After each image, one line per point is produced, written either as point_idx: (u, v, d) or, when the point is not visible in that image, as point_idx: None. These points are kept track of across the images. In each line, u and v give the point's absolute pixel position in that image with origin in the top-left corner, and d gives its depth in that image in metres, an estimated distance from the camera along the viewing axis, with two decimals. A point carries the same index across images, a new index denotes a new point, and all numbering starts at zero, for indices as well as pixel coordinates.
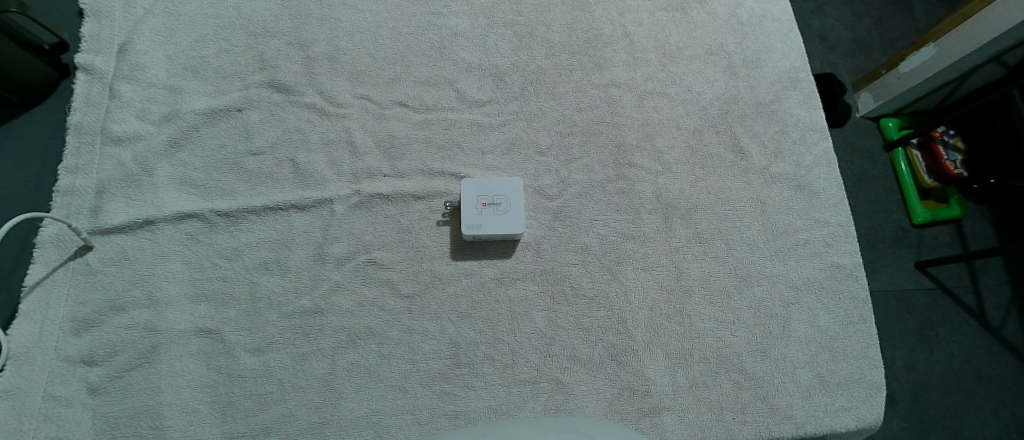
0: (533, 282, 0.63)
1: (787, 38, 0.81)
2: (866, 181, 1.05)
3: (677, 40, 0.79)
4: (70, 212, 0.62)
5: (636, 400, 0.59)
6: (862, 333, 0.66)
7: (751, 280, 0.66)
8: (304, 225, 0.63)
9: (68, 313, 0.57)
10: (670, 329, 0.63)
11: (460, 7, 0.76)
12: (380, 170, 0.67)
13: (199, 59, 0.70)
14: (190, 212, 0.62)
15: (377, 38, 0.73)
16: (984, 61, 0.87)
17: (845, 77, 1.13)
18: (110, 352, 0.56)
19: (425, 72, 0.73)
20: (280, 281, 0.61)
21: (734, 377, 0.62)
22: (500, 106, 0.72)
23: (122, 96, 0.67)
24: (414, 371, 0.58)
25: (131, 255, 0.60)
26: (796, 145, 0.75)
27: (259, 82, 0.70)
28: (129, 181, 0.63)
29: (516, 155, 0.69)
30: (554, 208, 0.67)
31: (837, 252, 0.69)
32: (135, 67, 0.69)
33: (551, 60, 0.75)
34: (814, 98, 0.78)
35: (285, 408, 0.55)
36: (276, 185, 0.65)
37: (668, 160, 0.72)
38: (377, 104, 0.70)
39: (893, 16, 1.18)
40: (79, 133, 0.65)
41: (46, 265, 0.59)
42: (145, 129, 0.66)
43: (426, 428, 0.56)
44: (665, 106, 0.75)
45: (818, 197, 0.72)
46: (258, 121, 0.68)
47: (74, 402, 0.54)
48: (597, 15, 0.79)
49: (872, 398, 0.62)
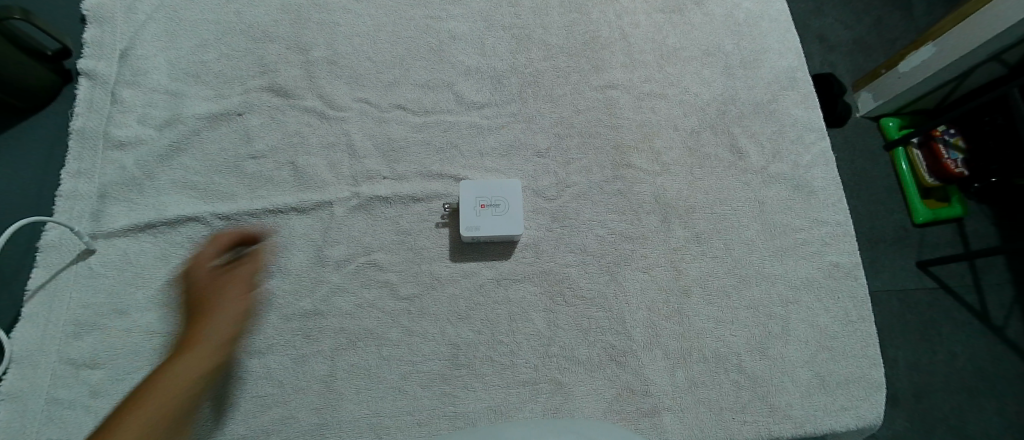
0: (533, 283, 0.63)
1: (784, 39, 0.82)
2: (866, 181, 1.05)
3: (674, 42, 0.79)
4: (73, 216, 0.62)
5: (635, 400, 0.59)
6: (861, 332, 0.66)
7: (750, 280, 0.66)
8: (304, 228, 0.64)
9: (71, 316, 0.58)
10: (669, 329, 0.63)
11: (459, 11, 0.77)
12: (380, 173, 0.67)
13: (200, 64, 0.71)
14: (191, 215, 0.63)
15: (376, 42, 0.74)
16: (985, 59, 0.87)
17: (844, 76, 1.13)
18: (113, 355, 0.57)
19: (424, 75, 0.73)
20: (281, 284, 0.61)
21: (733, 376, 0.62)
22: (498, 108, 0.72)
23: (124, 100, 0.68)
24: (413, 372, 0.58)
25: (132, 259, 0.61)
26: (794, 145, 0.75)
27: (260, 86, 0.70)
28: (131, 185, 0.64)
29: (514, 156, 0.70)
30: (553, 209, 0.67)
31: (836, 252, 0.69)
32: (137, 72, 0.70)
33: (549, 62, 0.76)
34: (811, 98, 0.78)
35: (285, 410, 0.56)
36: (276, 188, 0.65)
37: (666, 160, 0.72)
38: (376, 107, 0.71)
39: (892, 15, 1.18)
40: (81, 138, 0.66)
41: (48, 268, 0.60)
42: (146, 133, 0.67)
43: (426, 429, 0.56)
44: (663, 108, 0.75)
45: (816, 197, 0.72)
46: (258, 125, 0.69)
47: (76, 405, 0.54)
48: (594, 17, 0.79)
49: (872, 398, 0.62)
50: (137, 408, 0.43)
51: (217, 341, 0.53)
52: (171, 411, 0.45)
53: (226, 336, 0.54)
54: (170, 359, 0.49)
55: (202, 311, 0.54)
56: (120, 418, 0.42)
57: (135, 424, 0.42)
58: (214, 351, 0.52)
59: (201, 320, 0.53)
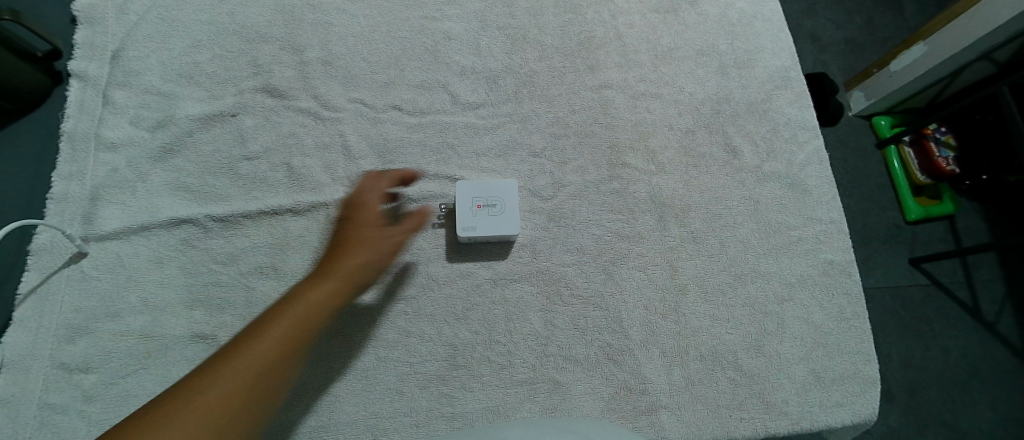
0: (530, 283, 0.63)
1: (778, 39, 0.82)
2: (859, 179, 1.06)
3: (668, 42, 0.79)
4: (64, 219, 0.62)
5: (633, 398, 0.59)
6: (856, 329, 0.66)
7: (745, 278, 0.67)
8: (299, 229, 0.63)
9: (63, 320, 0.57)
10: (666, 328, 0.63)
11: (454, 11, 0.77)
12: (375, 173, 0.67)
13: (193, 65, 0.70)
14: (184, 217, 0.62)
15: (371, 42, 0.74)
16: (975, 58, 0.88)
17: (837, 76, 1.14)
18: (106, 359, 0.56)
19: (419, 76, 0.73)
20: (276, 285, 0.61)
21: (730, 374, 0.62)
22: (493, 108, 0.72)
23: (115, 102, 0.67)
24: (411, 373, 0.58)
25: (125, 262, 0.60)
26: (788, 144, 0.75)
27: (253, 87, 0.70)
28: (124, 187, 0.64)
29: (510, 156, 0.70)
30: (549, 209, 0.67)
31: (830, 249, 0.70)
32: (129, 74, 0.69)
33: (544, 62, 0.76)
34: (805, 97, 0.79)
35: (281, 412, 0.55)
36: (270, 190, 0.65)
37: (661, 160, 0.72)
38: (371, 108, 0.70)
39: (884, 15, 1.19)
40: (72, 140, 0.65)
41: (39, 271, 0.59)
42: (138, 135, 0.66)
43: (424, 430, 0.56)
44: (658, 107, 0.75)
45: (810, 195, 0.73)
46: (252, 126, 0.68)
47: (68, 409, 0.54)
48: (589, 17, 0.79)
49: (867, 394, 0.63)
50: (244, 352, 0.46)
51: (331, 297, 0.52)
52: (273, 364, 0.46)
53: (342, 294, 0.54)
54: (288, 304, 0.51)
55: (332, 261, 0.55)
56: (230, 357, 0.45)
57: (237, 370, 0.44)
58: (325, 307, 0.52)
59: (327, 270, 0.54)
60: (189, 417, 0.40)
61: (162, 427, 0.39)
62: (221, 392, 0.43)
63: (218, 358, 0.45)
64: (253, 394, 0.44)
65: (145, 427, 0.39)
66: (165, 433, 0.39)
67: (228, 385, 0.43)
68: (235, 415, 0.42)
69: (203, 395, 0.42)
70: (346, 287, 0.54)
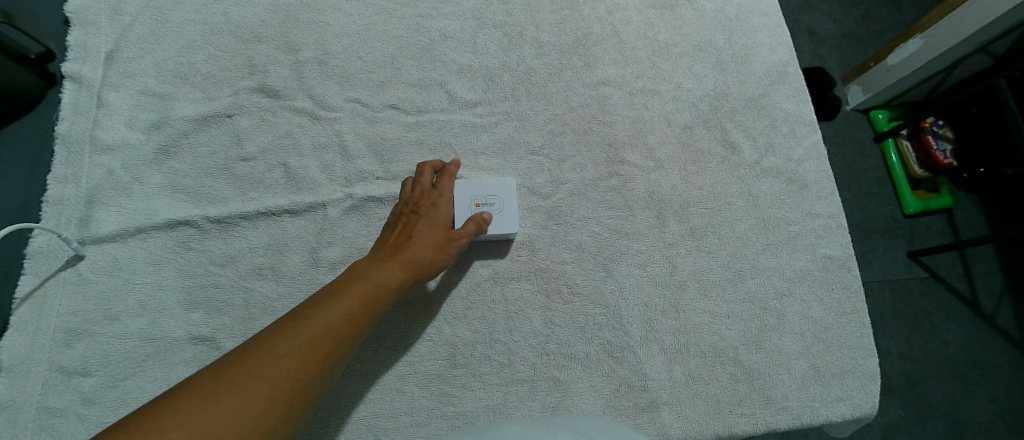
0: (529, 281, 0.63)
1: (775, 33, 0.82)
2: (857, 173, 1.06)
3: (666, 38, 0.79)
4: (60, 222, 0.61)
5: (633, 395, 0.59)
6: (856, 323, 0.66)
7: (745, 274, 0.67)
8: (297, 230, 0.63)
9: (60, 323, 0.57)
10: (666, 325, 0.63)
11: (450, 9, 0.76)
12: (373, 173, 0.67)
13: (188, 65, 0.70)
14: (182, 219, 0.62)
15: (366, 41, 0.73)
16: (972, 51, 0.87)
17: (834, 70, 1.14)
18: (104, 361, 0.56)
19: (416, 74, 0.73)
20: (274, 287, 0.60)
21: (730, 370, 0.62)
22: (490, 107, 0.72)
23: (110, 104, 0.67)
24: (411, 373, 0.58)
25: (123, 264, 0.60)
26: (786, 139, 0.75)
27: (249, 87, 0.70)
28: (120, 189, 0.63)
29: (507, 154, 0.69)
30: (548, 207, 0.67)
31: (830, 244, 0.70)
32: (123, 75, 0.69)
33: (541, 60, 0.76)
34: (803, 92, 0.79)
35: None
36: (267, 191, 0.65)
37: (659, 156, 0.72)
38: (367, 107, 0.70)
39: (881, 8, 1.19)
40: (66, 142, 0.65)
41: (36, 275, 0.59)
42: (134, 136, 0.66)
43: (426, 430, 0.56)
44: (656, 104, 0.75)
45: (809, 190, 0.72)
46: (248, 126, 0.68)
47: (68, 412, 0.54)
48: (586, 13, 0.79)
49: (867, 388, 0.63)
50: (304, 323, 0.47)
51: (388, 282, 0.53)
52: (332, 338, 0.47)
53: (398, 281, 0.54)
54: (350, 283, 0.52)
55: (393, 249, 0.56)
56: (292, 326, 0.46)
57: (300, 339, 0.45)
58: (383, 291, 0.52)
59: (385, 257, 0.56)
60: (253, 378, 0.41)
61: (226, 386, 0.40)
62: (282, 358, 0.43)
63: (276, 327, 0.46)
64: (312, 364, 0.44)
65: (213, 385, 0.40)
66: (229, 390, 0.40)
67: (289, 353, 0.44)
68: (296, 382, 0.42)
69: (264, 360, 0.43)
70: (403, 275, 0.55)
